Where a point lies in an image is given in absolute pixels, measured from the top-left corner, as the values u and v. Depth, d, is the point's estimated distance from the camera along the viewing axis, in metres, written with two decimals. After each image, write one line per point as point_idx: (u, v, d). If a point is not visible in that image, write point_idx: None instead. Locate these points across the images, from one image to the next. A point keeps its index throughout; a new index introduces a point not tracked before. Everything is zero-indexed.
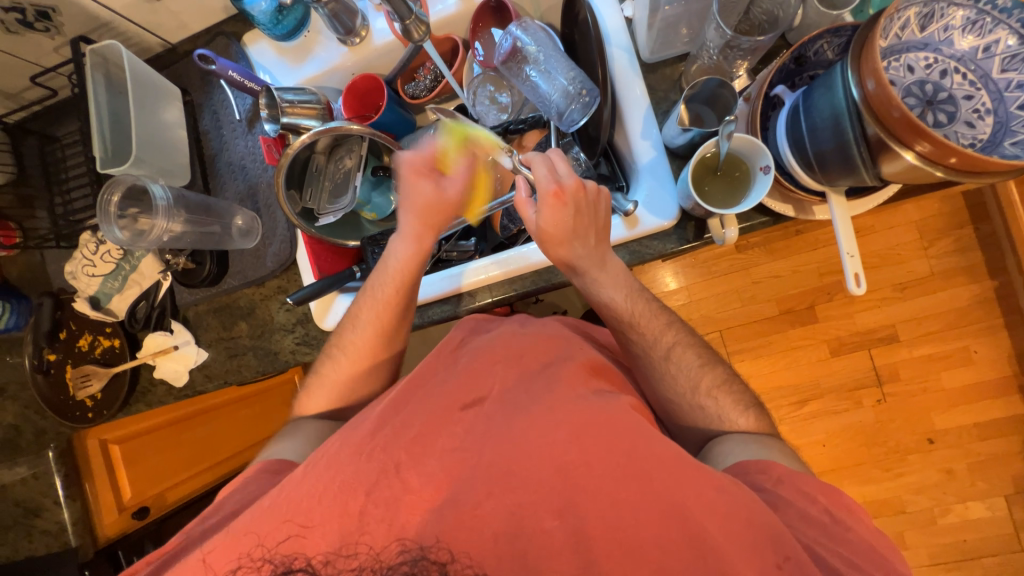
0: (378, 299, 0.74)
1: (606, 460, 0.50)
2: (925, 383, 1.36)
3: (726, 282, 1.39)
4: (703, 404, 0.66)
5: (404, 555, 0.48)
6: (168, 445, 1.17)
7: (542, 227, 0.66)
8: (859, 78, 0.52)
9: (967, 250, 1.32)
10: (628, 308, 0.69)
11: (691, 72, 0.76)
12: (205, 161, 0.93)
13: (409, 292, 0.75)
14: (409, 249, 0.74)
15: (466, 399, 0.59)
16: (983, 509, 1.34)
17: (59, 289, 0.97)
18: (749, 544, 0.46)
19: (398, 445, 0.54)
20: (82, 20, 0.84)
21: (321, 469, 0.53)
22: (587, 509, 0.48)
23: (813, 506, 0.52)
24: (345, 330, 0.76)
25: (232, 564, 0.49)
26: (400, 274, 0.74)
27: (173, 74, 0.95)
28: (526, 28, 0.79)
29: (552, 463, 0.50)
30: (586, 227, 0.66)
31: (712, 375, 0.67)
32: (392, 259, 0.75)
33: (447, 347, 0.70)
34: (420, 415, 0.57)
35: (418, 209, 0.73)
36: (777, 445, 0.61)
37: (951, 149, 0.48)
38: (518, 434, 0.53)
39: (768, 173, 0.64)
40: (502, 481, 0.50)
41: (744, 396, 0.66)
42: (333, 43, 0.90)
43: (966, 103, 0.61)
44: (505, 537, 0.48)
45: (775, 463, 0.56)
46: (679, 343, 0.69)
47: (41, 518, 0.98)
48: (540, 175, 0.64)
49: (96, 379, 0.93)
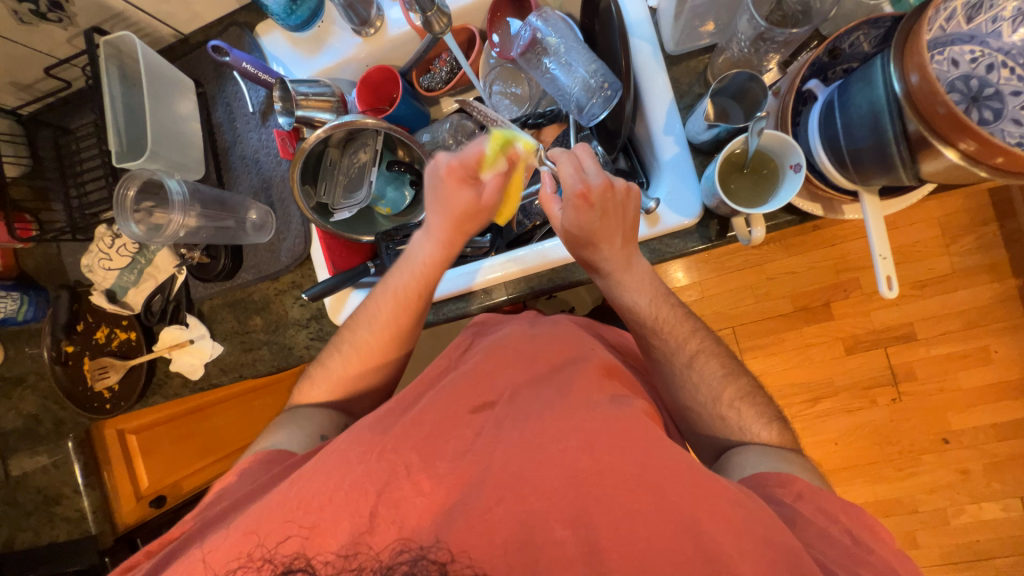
0: (400, 292, 0.73)
1: (621, 470, 0.49)
2: (942, 382, 1.33)
3: (740, 278, 1.37)
4: (724, 415, 0.65)
5: (403, 555, 0.48)
6: (179, 437, 1.15)
7: (567, 226, 0.66)
8: (903, 71, 0.50)
9: (991, 247, 1.28)
10: (651, 313, 0.68)
11: (717, 64, 0.73)
12: (218, 155, 0.93)
13: (428, 296, 0.74)
14: (437, 250, 0.73)
15: (476, 402, 0.59)
16: (997, 510, 1.32)
17: (76, 282, 0.98)
18: (767, 563, 0.44)
19: (409, 445, 0.54)
20: (95, 11, 0.83)
21: (332, 467, 0.52)
22: (599, 520, 0.48)
23: (834, 527, 0.50)
24: (360, 323, 0.75)
25: (231, 564, 0.49)
26: (423, 272, 0.73)
27: (186, 66, 0.94)
28: (546, 19, 0.77)
29: (566, 472, 0.50)
30: (612, 228, 0.65)
31: (735, 386, 0.66)
32: (417, 256, 0.74)
33: (457, 350, 0.70)
34: (433, 415, 0.57)
35: (453, 213, 0.69)
36: (800, 460, 0.59)
37: (999, 148, 0.46)
38: (531, 440, 0.52)
39: (800, 172, 0.62)
40: (513, 487, 0.50)
41: (767, 409, 0.65)
42: (347, 33, 0.89)
43: (1014, 99, 0.58)
44: (515, 545, 0.48)
45: (797, 479, 0.55)
46: (703, 350, 0.68)
47: (62, 505, 1.01)
48: (565, 174, 0.64)
49: (114, 370, 0.94)
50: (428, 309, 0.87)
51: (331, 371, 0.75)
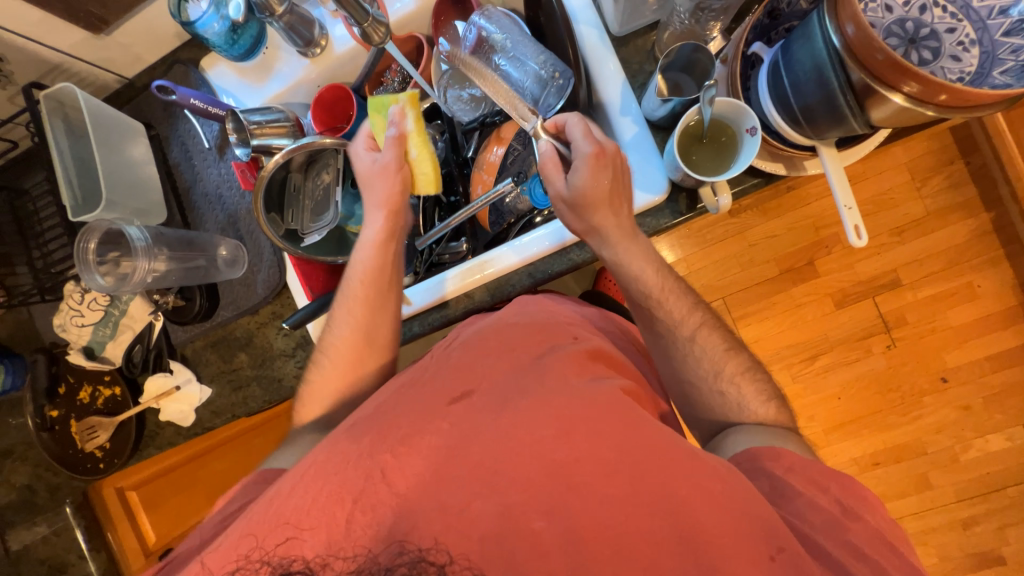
0: (352, 297, 0.74)
1: (600, 457, 0.50)
2: (932, 323, 1.35)
3: (720, 250, 1.38)
4: (723, 389, 0.65)
5: (402, 556, 0.46)
6: (182, 487, 1.08)
7: (576, 190, 0.64)
8: (838, 24, 0.50)
9: (960, 185, 1.31)
10: (657, 282, 0.67)
11: (663, 40, 0.74)
12: (180, 195, 0.91)
13: (379, 285, 0.74)
14: (371, 239, 0.74)
15: (453, 393, 0.58)
16: (1003, 440, 1.34)
17: (51, 343, 0.95)
18: (748, 539, 0.46)
19: (383, 449, 0.52)
20: (32, 66, 0.81)
21: (310, 480, 0.51)
22: (575, 508, 0.48)
23: (824, 497, 0.52)
24: (327, 340, 0.75)
25: (231, 566, 0.47)
26: (365, 268, 0.74)
27: (134, 110, 0.92)
28: (490, 16, 0.78)
29: (543, 463, 0.50)
30: (618, 192, 0.65)
31: (736, 361, 0.66)
32: (357, 255, 0.75)
33: (444, 343, 0.69)
34: (410, 416, 0.56)
35: (370, 191, 0.75)
36: (790, 435, 0.60)
37: (940, 86, 0.46)
38: (511, 435, 0.51)
39: (755, 134, 0.63)
40: (485, 482, 0.49)
41: (766, 386, 0.65)
42: (294, 56, 0.88)
43: (950, 36, 0.59)
44: (492, 538, 0.47)
45: (787, 452, 0.56)
46: (707, 322, 0.68)
47: (68, 573, 1.03)
48: (578, 133, 0.64)
49: (102, 430, 0.92)
50: (413, 322, 0.85)
51: (322, 377, 0.74)
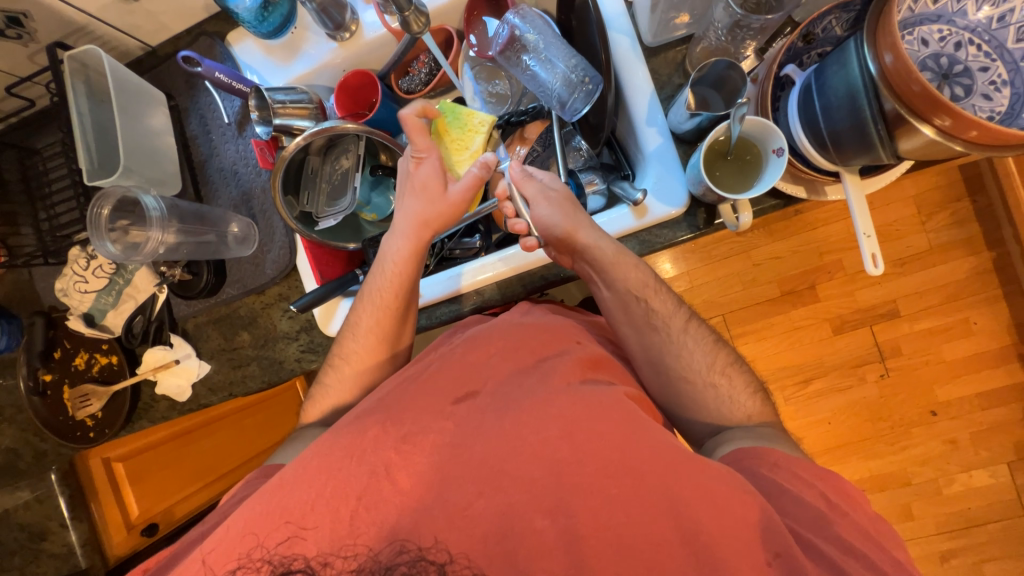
0: (379, 306, 0.73)
1: (607, 469, 0.49)
2: (926, 356, 1.37)
3: (726, 266, 1.38)
4: (717, 383, 0.64)
5: (401, 555, 0.47)
6: (170, 461, 1.11)
7: (542, 224, 0.71)
8: (876, 52, 0.51)
9: (965, 223, 1.33)
10: (643, 281, 0.69)
11: (696, 54, 0.74)
12: (195, 168, 0.90)
13: (409, 292, 0.74)
14: (404, 245, 0.74)
15: (458, 392, 0.58)
16: (986, 476, 1.36)
17: (50, 307, 0.93)
18: (748, 549, 0.46)
19: (387, 445, 0.52)
20: (57, 26, 0.80)
21: (314, 472, 0.50)
22: (579, 509, 0.48)
23: (843, 521, 0.50)
24: (348, 348, 0.75)
25: (232, 564, 0.47)
26: (396, 273, 0.73)
27: (155, 78, 0.92)
28: (524, 16, 0.78)
29: (548, 467, 0.49)
30: (579, 216, 0.71)
31: (724, 354, 0.67)
32: (388, 258, 0.74)
33: (431, 350, 0.70)
34: (417, 411, 0.56)
35: (415, 205, 0.75)
36: (776, 433, 0.60)
37: (973, 122, 0.47)
38: (518, 437, 0.51)
39: (782, 155, 0.63)
40: (492, 483, 0.49)
41: (753, 378, 0.66)
42: (322, 38, 0.87)
43: (982, 75, 0.60)
44: (494, 538, 0.47)
45: (772, 449, 0.56)
46: (693, 318, 0.69)
47: (48, 541, 0.96)
48: (527, 183, 0.74)
49: (96, 398, 0.90)
50: (422, 314, 0.85)
51: (340, 374, 0.74)
